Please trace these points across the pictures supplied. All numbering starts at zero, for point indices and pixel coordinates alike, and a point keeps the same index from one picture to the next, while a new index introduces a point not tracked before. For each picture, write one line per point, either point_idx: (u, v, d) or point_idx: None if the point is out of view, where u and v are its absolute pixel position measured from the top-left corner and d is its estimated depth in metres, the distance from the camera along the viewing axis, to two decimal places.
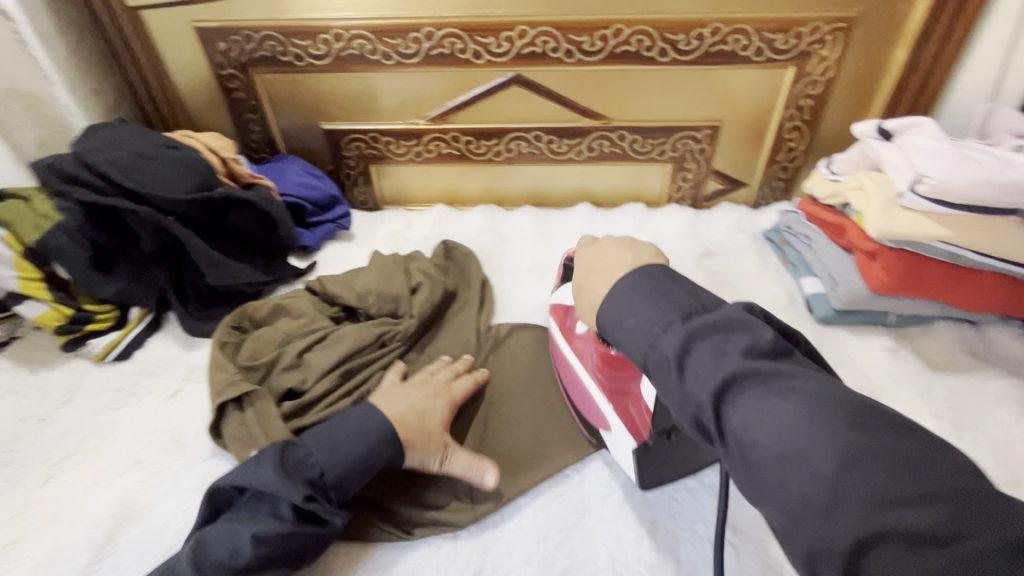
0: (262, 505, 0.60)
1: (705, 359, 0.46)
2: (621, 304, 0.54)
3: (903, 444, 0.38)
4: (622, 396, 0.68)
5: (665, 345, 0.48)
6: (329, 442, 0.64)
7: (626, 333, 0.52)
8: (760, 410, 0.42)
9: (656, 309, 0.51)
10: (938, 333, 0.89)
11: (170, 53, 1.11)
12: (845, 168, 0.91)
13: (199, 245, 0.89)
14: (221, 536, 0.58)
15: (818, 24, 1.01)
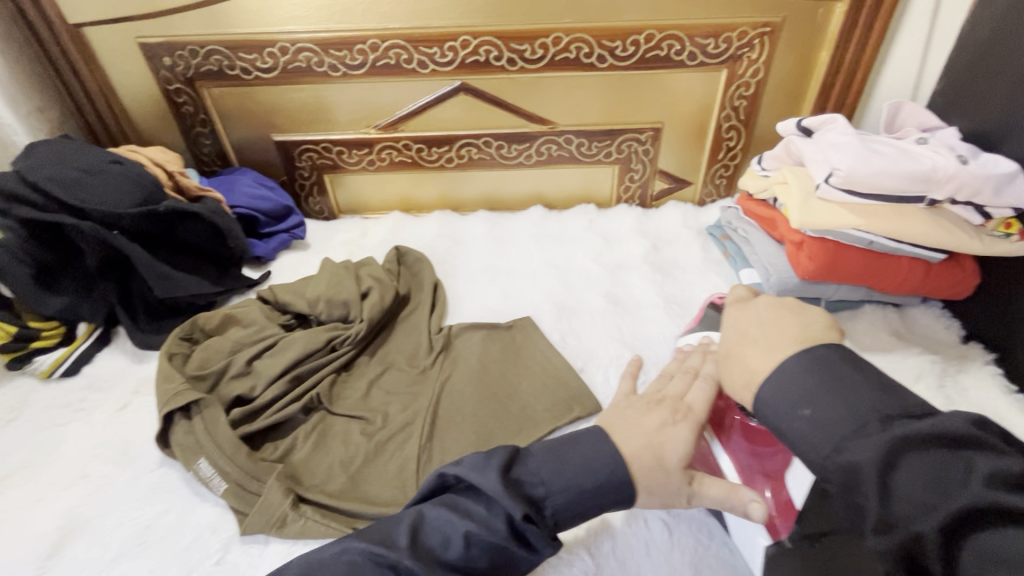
0: (478, 505, 0.54)
1: (917, 467, 0.40)
2: (781, 394, 0.50)
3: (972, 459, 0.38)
4: (762, 478, 0.61)
5: (853, 447, 0.44)
6: (559, 461, 0.57)
7: (801, 435, 0.48)
8: (934, 508, 0.38)
9: (841, 408, 0.46)
10: (865, 316, 0.94)
11: (115, 69, 1.12)
12: (773, 164, 0.96)
13: (147, 259, 0.89)
14: (438, 523, 0.53)
15: (745, 29, 1.06)
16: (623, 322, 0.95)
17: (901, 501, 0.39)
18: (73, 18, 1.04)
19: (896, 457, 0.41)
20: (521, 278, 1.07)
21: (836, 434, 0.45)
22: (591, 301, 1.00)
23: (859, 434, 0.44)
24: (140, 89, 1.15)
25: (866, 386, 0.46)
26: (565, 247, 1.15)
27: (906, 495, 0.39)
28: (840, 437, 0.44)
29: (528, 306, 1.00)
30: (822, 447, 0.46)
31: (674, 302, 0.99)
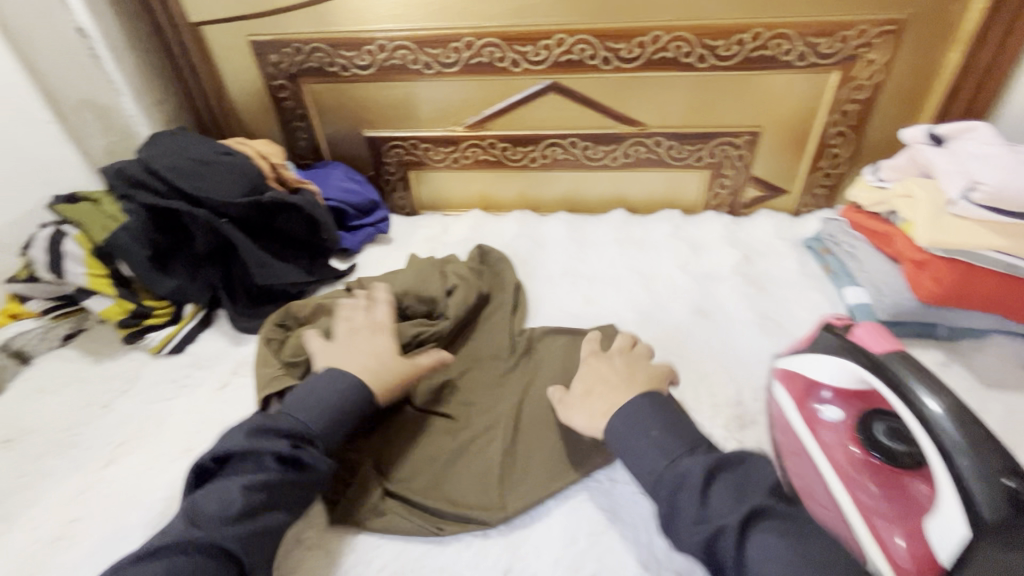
0: (249, 459, 0.59)
1: (753, 533, 0.48)
2: (635, 418, 0.61)
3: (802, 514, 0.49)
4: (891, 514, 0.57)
5: (676, 472, 0.55)
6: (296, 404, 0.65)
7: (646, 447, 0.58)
8: (802, 570, 0.44)
9: (683, 433, 0.59)
10: (993, 348, 0.84)
11: (226, 65, 1.18)
12: (893, 175, 0.88)
13: (249, 246, 0.94)
14: (212, 496, 0.56)
15: (865, 27, 0.98)
16: (714, 336, 0.90)
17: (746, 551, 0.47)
18: (193, 16, 1.11)
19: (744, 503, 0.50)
20: (604, 283, 1.04)
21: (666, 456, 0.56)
22: (679, 311, 0.96)
23: (678, 467, 0.55)
24: (247, 84, 1.21)
25: (673, 425, 0.59)
26: (649, 253, 1.11)
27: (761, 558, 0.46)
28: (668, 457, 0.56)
29: (611, 313, 0.97)
30: (656, 459, 0.57)
31: (770, 318, 0.93)
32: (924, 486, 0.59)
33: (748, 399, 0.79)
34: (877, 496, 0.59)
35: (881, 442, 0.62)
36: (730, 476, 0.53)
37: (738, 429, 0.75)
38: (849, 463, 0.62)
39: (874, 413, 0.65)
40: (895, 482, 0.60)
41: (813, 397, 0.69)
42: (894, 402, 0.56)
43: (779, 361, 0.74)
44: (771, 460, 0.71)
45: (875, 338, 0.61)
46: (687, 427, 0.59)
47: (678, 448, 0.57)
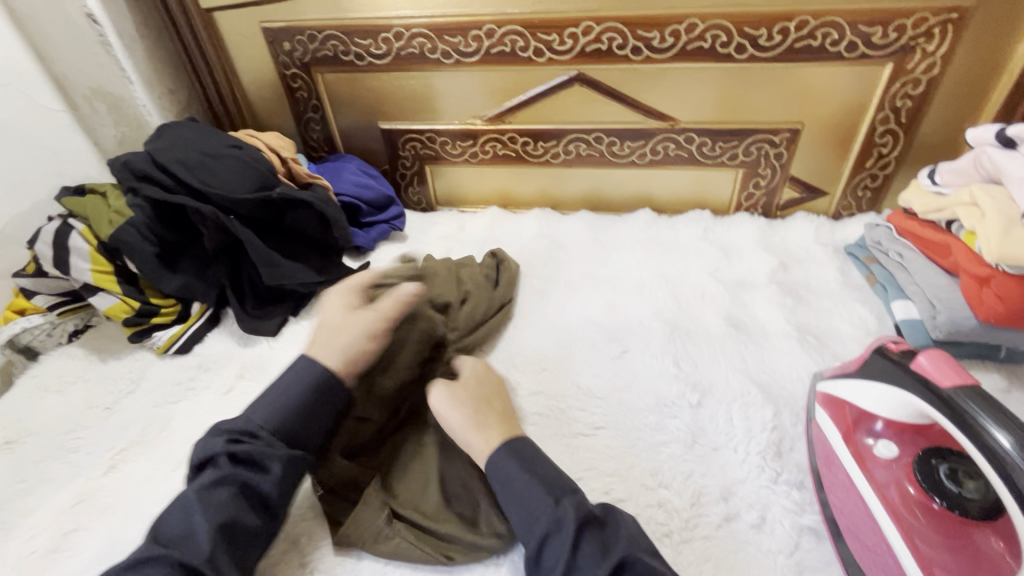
0: (209, 465, 0.62)
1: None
2: (508, 461, 0.62)
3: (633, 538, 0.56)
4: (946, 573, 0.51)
5: (552, 515, 0.57)
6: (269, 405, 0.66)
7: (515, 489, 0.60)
8: None
9: (548, 473, 0.61)
10: None
11: (238, 53, 1.14)
12: (954, 180, 0.80)
13: (258, 245, 0.90)
14: (183, 511, 0.58)
15: (924, 16, 0.89)
16: (747, 351, 0.83)
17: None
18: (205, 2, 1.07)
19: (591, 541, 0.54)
20: (628, 289, 0.98)
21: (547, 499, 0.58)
22: (709, 322, 0.90)
23: (547, 517, 0.57)
24: (260, 74, 1.17)
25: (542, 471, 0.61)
26: (677, 257, 1.05)
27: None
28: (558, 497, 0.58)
29: (636, 321, 0.91)
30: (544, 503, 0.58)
31: (809, 333, 0.86)
32: (996, 542, 0.52)
33: (786, 424, 0.72)
34: (938, 545, 0.53)
35: (944, 484, 0.55)
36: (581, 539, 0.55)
37: (775, 457, 0.68)
38: (904, 505, 0.56)
39: (937, 452, 0.58)
40: (960, 531, 0.53)
41: (864, 430, 0.62)
42: (960, 438, 0.51)
43: (822, 384, 0.68)
44: (812, 493, 0.65)
45: (944, 367, 0.54)
46: (549, 468, 0.62)
47: (552, 492, 0.59)
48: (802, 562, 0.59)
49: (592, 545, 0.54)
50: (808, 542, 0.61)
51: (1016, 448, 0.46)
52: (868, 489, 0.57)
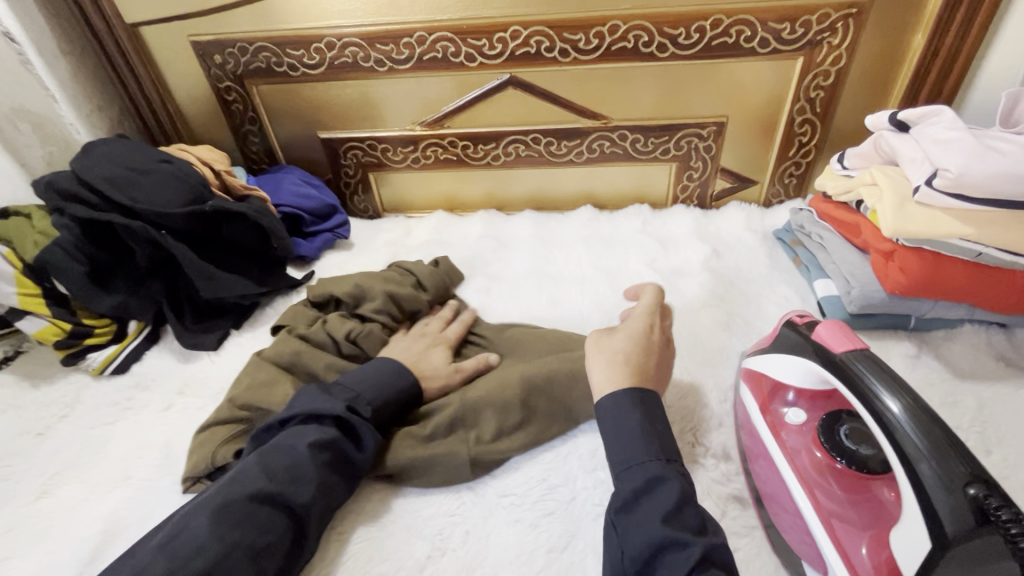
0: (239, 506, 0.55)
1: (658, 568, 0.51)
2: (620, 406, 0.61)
3: (660, 503, 0.54)
4: (845, 526, 0.54)
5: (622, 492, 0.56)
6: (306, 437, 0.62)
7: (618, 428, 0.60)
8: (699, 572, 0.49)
9: (663, 431, 0.60)
10: (964, 337, 0.82)
11: (169, 69, 1.13)
12: (858, 163, 0.86)
13: (193, 259, 0.89)
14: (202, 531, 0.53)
15: (826, 12, 0.95)
16: (681, 337, 0.86)
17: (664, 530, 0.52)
18: (130, 17, 1.06)
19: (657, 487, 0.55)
20: (569, 284, 1.01)
21: (641, 453, 0.58)
22: None
23: (637, 472, 0.57)
24: (193, 89, 1.16)
25: (661, 434, 0.60)
26: (617, 251, 1.08)
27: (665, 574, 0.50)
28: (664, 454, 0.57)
29: (577, 314, 0.94)
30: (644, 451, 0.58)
31: (738, 315, 0.90)
32: (889, 491, 0.56)
33: (714, 402, 0.76)
34: (841, 501, 0.57)
35: (843, 444, 0.59)
36: (652, 501, 0.54)
37: (704, 433, 0.71)
38: (813, 468, 0.60)
39: (838, 414, 0.62)
40: (860, 486, 0.57)
41: (779, 400, 0.66)
42: (857, 405, 0.53)
43: (744, 361, 0.72)
44: (737, 464, 0.69)
45: (838, 334, 0.57)
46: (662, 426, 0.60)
47: (646, 453, 0.58)
48: (727, 528, 0.62)
49: (673, 496, 0.54)
50: (733, 510, 0.63)
51: (903, 414, 0.48)
52: (780, 455, 0.61)
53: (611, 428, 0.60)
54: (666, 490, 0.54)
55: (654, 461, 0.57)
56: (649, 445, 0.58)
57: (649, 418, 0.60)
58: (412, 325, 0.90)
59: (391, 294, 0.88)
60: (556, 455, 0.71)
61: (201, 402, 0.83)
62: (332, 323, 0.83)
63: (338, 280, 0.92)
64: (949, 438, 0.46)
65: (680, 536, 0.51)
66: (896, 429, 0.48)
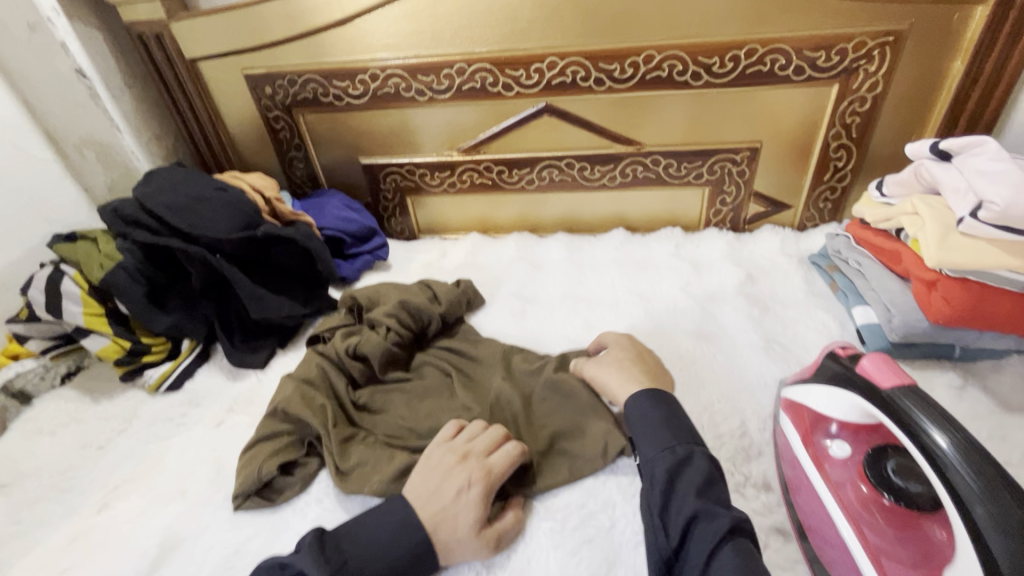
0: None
1: (694, 537, 0.57)
2: (640, 410, 0.68)
3: (693, 481, 0.60)
4: (894, 563, 0.54)
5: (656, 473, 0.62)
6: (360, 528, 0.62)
7: (650, 420, 0.66)
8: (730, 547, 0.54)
9: (675, 420, 0.66)
10: (1013, 369, 0.80)
11: (223, 100, 1.19)
12: (898, 191, 0.85)
13: (244, 281, 0.93)
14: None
15: (862, 40, 0.95)
16: (717, 363, 0.87)
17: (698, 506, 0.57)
18: (188, 53, 1.12)
19: (682, 469, 0.61)
20: (603, 308, 1.02)
21: (668, 438, 0.64)
22: (681, 335, 0.93)
23: (668, 454, 0.62)
24: (243, 118, 1.22)
25: (675, 421, 0.66)
26: (650, 275, 1.09)
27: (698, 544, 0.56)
28: (692, 438, 0.64)
29: None
30: (669, 435, 0.64)
31: (775, 341, 0.90)
32: (940, 530, 0.56)
33: (753, 431, 0.76)
34: (889, 537, 0.57)
35: (890, 480, 0.59)
36: (685, 478, 0.60)
37: (744, 462, 0.72)
38: (858, 502, 0.60)
39: (884, 449, 0.62)
40: (909, 523, 0.57)
41: (821, 433, 0.66)
42: (904, 441, 0.53)
43: (784, 391, 0.72)
44: (779, 494, 0.68)
45: (880, 366, 0.58)
46: (684, 420, 0.66)
47: (673, 439, 0.64)
48: (770, 561, 0.62)
49: (699, 474, 0.60)
50: (776, 543, 0.63)
51: (957, 455, 0.48)
52: (825, 488, 0.61)
53: (638, 425, 0.67)
54: (697, 468, 0.61)
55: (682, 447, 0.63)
56: (676, 432, 0.64)
57: (671, 411, 0.67)
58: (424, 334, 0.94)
59: (402, 301, 0.92)
60: (596, 481, 0.72)
61: (249, 419, 0.86)
62: (337, 338, 0.89)
63: (358, 290, 0.99)
64: (1005, 480, 0.45)
65: (711, 509, 0.57)
66: (949, 468, 0.48)
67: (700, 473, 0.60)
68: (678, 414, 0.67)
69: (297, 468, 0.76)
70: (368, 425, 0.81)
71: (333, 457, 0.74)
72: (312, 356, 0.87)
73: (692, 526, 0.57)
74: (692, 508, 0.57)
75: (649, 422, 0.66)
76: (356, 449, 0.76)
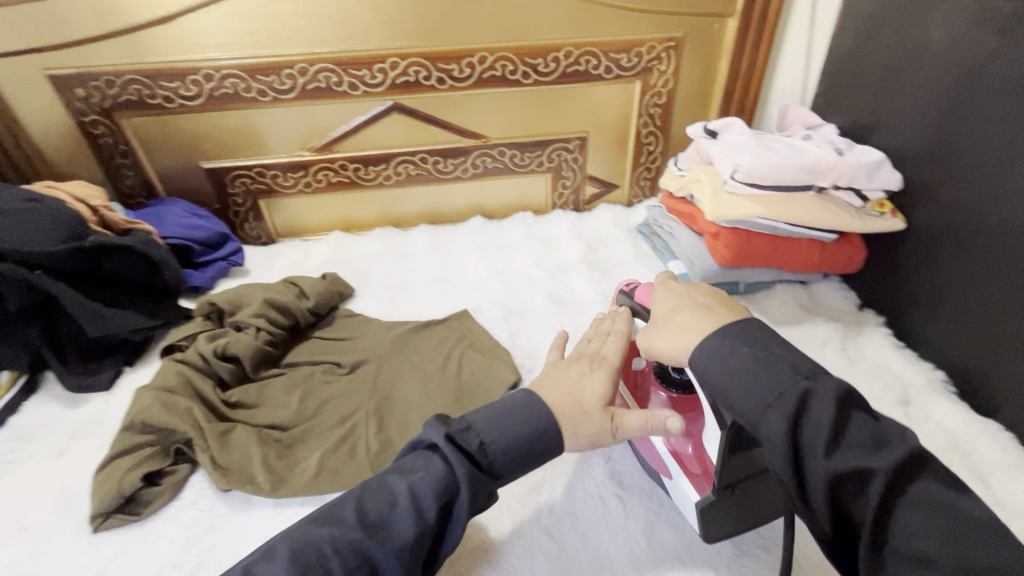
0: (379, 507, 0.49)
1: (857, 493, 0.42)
2: (714, 358, 0.51)
3: (820, 422, 0.44)
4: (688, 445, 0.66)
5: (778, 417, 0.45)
6: (499, 421, 0.54)
7: (741, 372, 0.49)
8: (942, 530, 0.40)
9: (781, 352, 0.48)
10: (778, 295, 1.05)
11: (21, 103, 1.06)
12: (686, 165, 1.05)
13: (77, 297, 0.86)
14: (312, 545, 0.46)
15: (652, 45, 1.16)
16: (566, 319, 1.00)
17: (848, 447, 0.43)
18: None
19: (814, 412, 0.44)
20: (467, 287, 1.11)
21: (770, 390, 0.46)
22: (536, 301, 1.06)
23: (768, 407, 0.46)
24: (53, 124, 1.09)
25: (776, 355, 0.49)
26: (506, 254, 1.20)
27: (909, 532, 0.41)
28: (776, 386, 0.46)
29: (477, 312, 1.04)
30: (763, 392, 0.47)
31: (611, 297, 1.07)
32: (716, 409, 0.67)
33: None
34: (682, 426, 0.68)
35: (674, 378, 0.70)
36: (809, 434, 0.44)
37: None
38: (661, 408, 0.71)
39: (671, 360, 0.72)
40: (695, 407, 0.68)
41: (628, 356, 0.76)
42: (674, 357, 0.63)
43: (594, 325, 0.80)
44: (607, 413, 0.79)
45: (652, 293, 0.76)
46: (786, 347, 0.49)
47: (775, 383, 0.46)
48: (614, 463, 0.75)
49: (821, 421, 0.44)
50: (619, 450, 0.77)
51: None
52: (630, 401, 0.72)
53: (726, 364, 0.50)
54: (812, 417, 0.44)
55: (795, 388, 0.46)
56: (762, 384, 0.47)
57: (750, 343, 0.50)
58: (295, 329, 0.95)
59: (268, 299, 0.93)
60: None
61: (99, 442, 0.80)
62: (199, 342, 0.86)
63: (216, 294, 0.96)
64: None
65: (854, 462, 0.42)
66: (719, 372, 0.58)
67: (826, 416, 0.44)
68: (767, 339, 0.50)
69: (164, 477, 0.73)
70: (244, 418, 0.80)
71: (209, 449, 0.73)
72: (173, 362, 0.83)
73: (846, 501, 0.43)
74: (819, 482, 0.43)
75: (730, 365, 0.49)
76: (235, 439, 0.76)
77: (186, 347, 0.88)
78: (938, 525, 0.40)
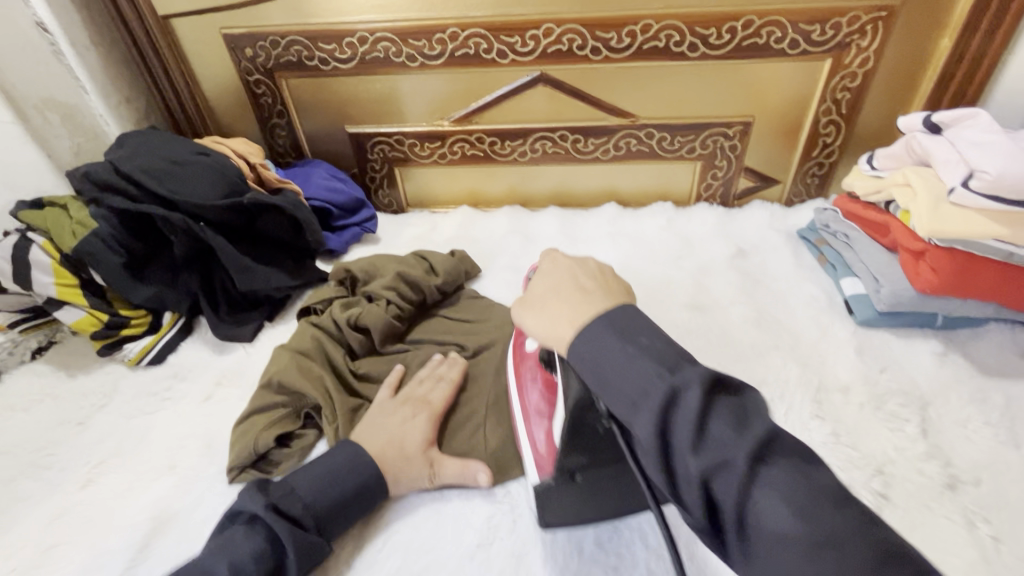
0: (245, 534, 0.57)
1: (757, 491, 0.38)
2: (599, 346, 0.49)
3: (689, 413, 0.40)
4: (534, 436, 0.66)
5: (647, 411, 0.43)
6: (314, 473, 0.63)
7: (627, 362, 0.46)
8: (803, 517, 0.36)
9: (657, 345, 0.47)
10: (991, 336, 0.84)
11: (199, 60, 1.13)
12: (888, 163, 0.87)
13: (231, 250, 0.89)
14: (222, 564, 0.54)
15: (857, 14, 0.96)
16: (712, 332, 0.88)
17: (715, 437, 0.39)
18: (163, 9, 1.06)
19: (710, 404, 0.41)
20: None
21: (647, 379, 0.44)
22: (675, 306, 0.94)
23: (647, 397, 0.43)
24: (222, 82, 1.16)
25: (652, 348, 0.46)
26: (642, 248, 1.09)
27: (773, 522, 0.37)
28: (656, 373, 0.44)
29: None
30: (648, 377, 0.44)
31: (766, 312, 0.92)
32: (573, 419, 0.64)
33: None
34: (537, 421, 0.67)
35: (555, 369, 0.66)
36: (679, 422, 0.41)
37: None
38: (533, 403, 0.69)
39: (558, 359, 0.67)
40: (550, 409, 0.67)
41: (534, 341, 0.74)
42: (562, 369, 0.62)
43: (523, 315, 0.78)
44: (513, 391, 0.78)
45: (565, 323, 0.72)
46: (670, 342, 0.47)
47: (658, 367, 0.44)
48: None
49: (717, 418, 0.40)
50: None
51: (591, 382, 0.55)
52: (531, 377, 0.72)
53: (607, 358, 0.48)
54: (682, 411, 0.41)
55: (660, 384, 0.43)
56: (640, 376, 0.44)
57: (631, 334, 0.48)
58: (423, 306, 0.92)
59: (400, 272, 0.91)
60: None
61: (240, 393, 0.83)
62: (335, 308, 0.86)
63: (351, 262, 0.96)
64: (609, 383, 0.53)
65: (713, 459, 0.39)
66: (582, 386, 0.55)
67: (716, 415, 0.40)
68: (646, 330, 0.49)
69: (294, 440, 0.74)
70: (369, 392, 0.80)
71: (336, 424, 0.73)
72: (309, 327, 0.84)
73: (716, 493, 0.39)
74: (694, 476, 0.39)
75: (610, 358, 0.47)
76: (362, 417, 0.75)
77: (321, 310, 0.89)
78: (800, 504, 0.36)
